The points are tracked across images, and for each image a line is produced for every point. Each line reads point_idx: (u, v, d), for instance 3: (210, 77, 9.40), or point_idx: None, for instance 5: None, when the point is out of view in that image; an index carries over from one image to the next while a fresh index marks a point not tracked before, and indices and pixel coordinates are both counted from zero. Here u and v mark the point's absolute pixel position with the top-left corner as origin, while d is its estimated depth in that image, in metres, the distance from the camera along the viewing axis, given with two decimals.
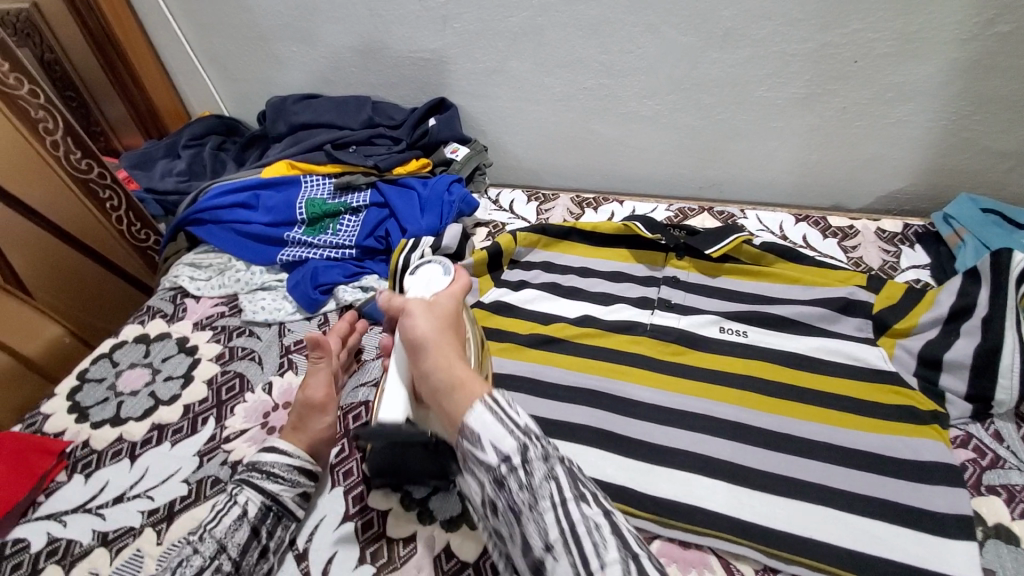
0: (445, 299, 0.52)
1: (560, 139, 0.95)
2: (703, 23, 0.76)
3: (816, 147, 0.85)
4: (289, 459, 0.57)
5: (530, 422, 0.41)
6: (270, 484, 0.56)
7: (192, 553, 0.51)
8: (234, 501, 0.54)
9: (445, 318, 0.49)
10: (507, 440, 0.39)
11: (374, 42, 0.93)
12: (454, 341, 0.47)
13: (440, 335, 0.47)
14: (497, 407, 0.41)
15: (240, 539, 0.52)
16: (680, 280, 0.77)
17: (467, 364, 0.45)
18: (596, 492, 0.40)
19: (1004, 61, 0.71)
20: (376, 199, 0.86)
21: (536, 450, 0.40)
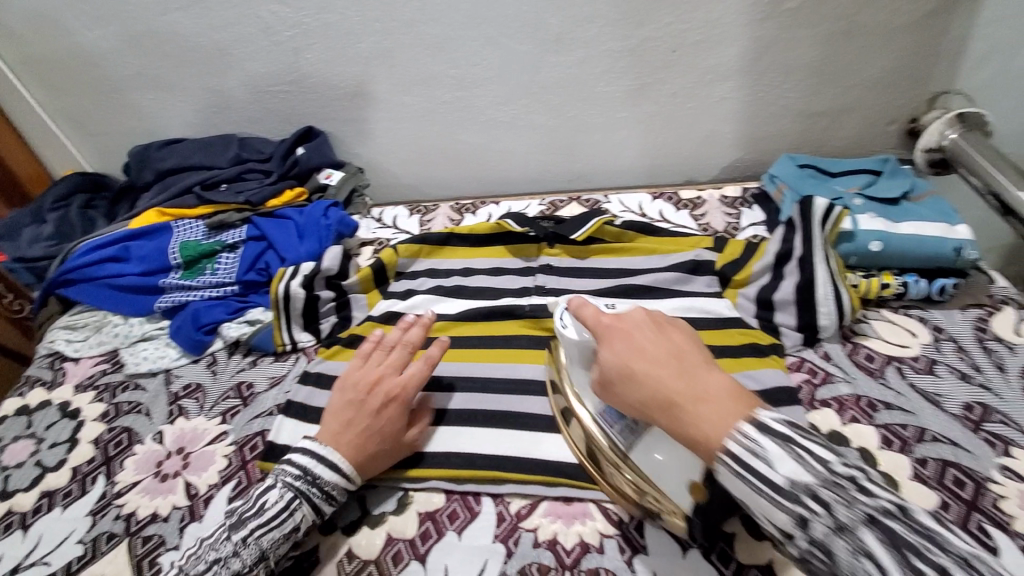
0: (619, 344, 0.47)
1: (432, 152, 0.99)
2: (536, 30, 0.83)
3: (660, 130, 0.94)
4: (340, 476, 0.57)
5: (797, 474, 0.38)
6: (326, 506, 0.57)
7: (234, 554, 0.53)
8: (289, 512, 0.55)
9: (638, 361, 0.45)
10: (780, 513, 0.39)
11: (232, 80, 0.94)
12: (668, 388, 0.44)
13: (652, 399, 0.44)
14: (747, 468, 0.39)
15: (278, 551, 0.55)
16: (553, 267, 0.83)
17: (695, 405, 0.42)
18: (939, 564, 0.34)
19: (792, 36, 0.83)
20: (252, 233, 0.87)
21: (821, 523, 0.37)
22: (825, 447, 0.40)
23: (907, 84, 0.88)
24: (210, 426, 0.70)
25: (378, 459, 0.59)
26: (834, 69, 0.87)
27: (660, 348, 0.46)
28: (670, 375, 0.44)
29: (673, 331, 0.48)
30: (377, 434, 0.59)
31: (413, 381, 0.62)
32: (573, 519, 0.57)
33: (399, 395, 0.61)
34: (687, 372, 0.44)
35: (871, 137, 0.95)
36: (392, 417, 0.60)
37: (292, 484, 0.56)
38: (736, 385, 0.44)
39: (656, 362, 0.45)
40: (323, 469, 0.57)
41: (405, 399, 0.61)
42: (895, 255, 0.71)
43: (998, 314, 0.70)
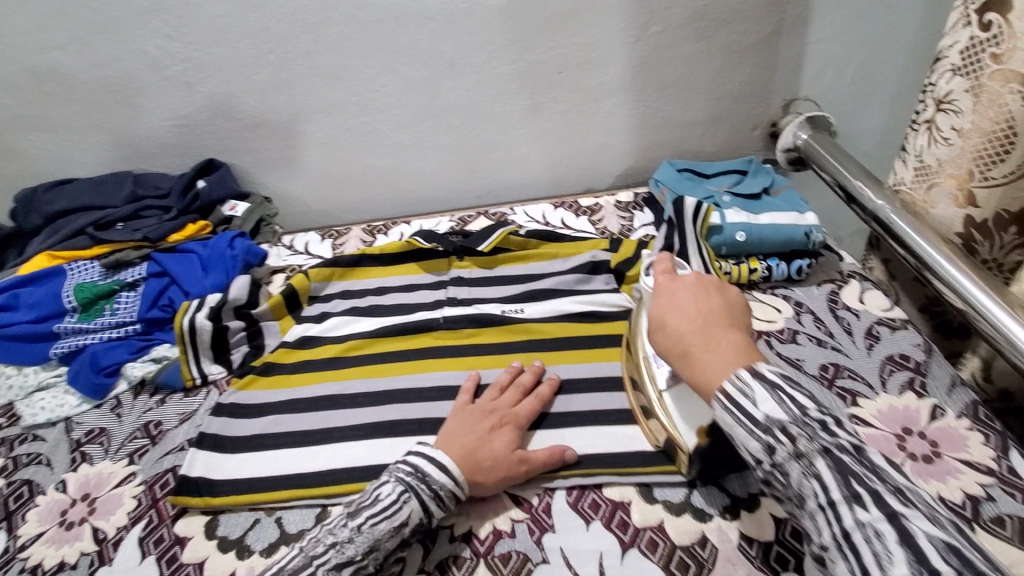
0: (666, 298, 0.55)
1: (340, 177, 1.01)
2: (428, 58, 0.88)
3: (556, 144, 1.02)
4: (449, 477, 0.56)
5: (775, 412, 0.43)
6: (434, 505, 0.55)
7: (349, 539, 0.52)
8: (403, 503, 0.54)
9: (676, 310, 0.53)
10: (753, 441, 0.44)
11: (125, 117, 0.92)
12: (690, 333, 0.51)
13: (672, 344, 0.52)
14: (735, 404, 0.45)
15: (389, 545, 0.53)
16: (464, 278, 0.86)
17: (708, 352, 0.49)
18: (883, 494, 0.39)
19: (661, 56, 0.93)
20: (154, 270, 0.85)
21: (784, 450, 0.42)
22: (811, 396, 0.44)
23: (765, 93, 1.00)
24: (117, 469, 0.68)
25: (488, 475, 0.58)
26: (700, 82, 0.97)
27: (695, 307, 0.53)
28: (694, 328, 0.51)
29: (720, 296, 0.54)
30: (490, 449, 0.59)
31: (526, 412, 0.64)
32: (488, 510, 0.60)
33: (509, 420, 0.63)
34: (706, 331, 0.51)
35: (741, 141, 1.06)
36: (503, 437, 0.61)
37: (404, 478, 0.55)
38: (749, 346, 0.49)
39: (685, 318, 0.52)
40: (433, 468, 0.56)
41: (515, 425, 0.62)
42: (757, 243, 0.81)
43: (846, 286, 0.81)
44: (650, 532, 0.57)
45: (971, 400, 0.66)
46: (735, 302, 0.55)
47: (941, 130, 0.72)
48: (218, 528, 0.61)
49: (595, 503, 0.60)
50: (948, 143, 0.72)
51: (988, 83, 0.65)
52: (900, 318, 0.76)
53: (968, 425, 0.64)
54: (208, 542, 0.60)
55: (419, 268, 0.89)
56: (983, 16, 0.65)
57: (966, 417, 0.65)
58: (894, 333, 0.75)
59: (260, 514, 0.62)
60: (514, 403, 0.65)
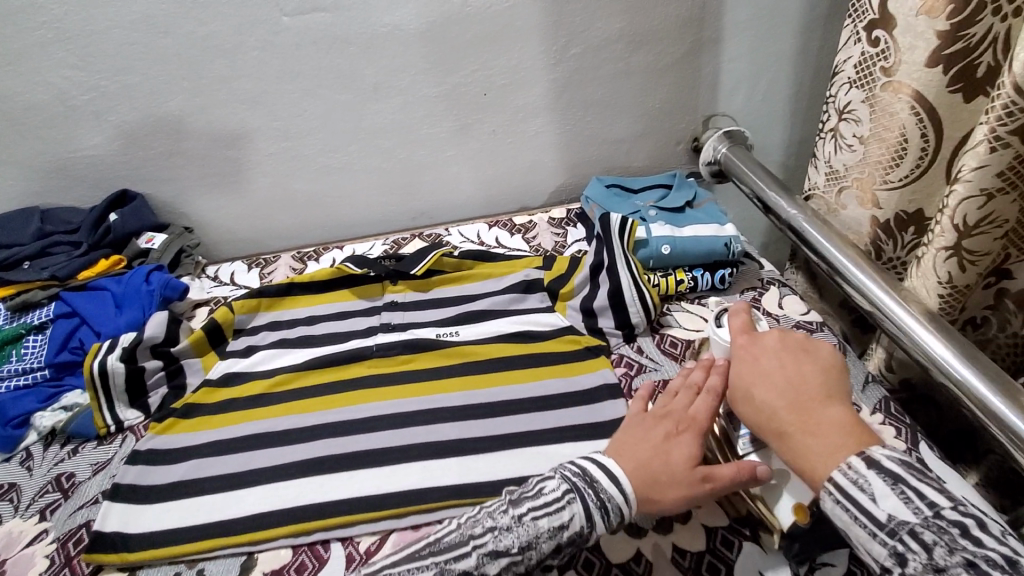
0: (748, 368, 0.53)
1: (266, 204, 0.98)
2: (352, 82, 0.87)
3: (488, 164, 1.02)
4: (619, 489, 0.51)
5: (899, 511, 0.41)
6: (598, 517, 0.50)
7: (508, 527, 0.49)
8: (567, 503, 0.50)
9: (763, 383, 0.52)
10: (876, 545, 0.42)
11: (20, 149, 0.86)
12: (784, 412, 0.49)
13: (766, 426, 0.50)
14: (848, 498, 0.43)
15: (546, 549, 0.49)
16: (398, 303, 0.85)
17: (809, 436, 0.47)
18: None
19: (583, 76, 0.96)
20: (61, 310, 0.80)
21: (919, 563, 0.40)
22: (939, 490, 0.42)
23: (685, 110, 1.05)
24: (28, 527, 0.63)
25: (665, 492, 0.51)
26: (624, 101, 1.01)
27: (783, 376, 0.51)
28: (785, 404, 0.49)
29: (812, 358, 0.52)
30: (668, 461, 0.52)
31: (705, 413, 0.55)
32: None
33: (692, 421, 0.55)
34: (802, 407, 0.49)
35: (666, 156, 1.11)
36: (687, 444, 0.53)
37: (570, 478, 0.52)
38: (856, 425, 0.47)
39: (773, 390, 0.50)
40: (605, 475, 0.52)
41: (697, 430, 0.54)
42: (682, 256, 0.84)
43: (766, 293, 0.86)
44: (586, 552, 0.58)
45: (882, 396, 0.71)
46: (833, 363, 0.52)
47: (845, 138, 0.75)
48: None
49: None
50: (851, 150, 0.75)
51: (881, 93, 0.68)
52: (816, 320, 0.81)
53: (881, 419, 0.68)
54: None
55: (352, 294, 0.88)
56: (872, 33, 0.67)
57: (879, 413, 0.69)
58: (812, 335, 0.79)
59: (181, 568, 0.58)
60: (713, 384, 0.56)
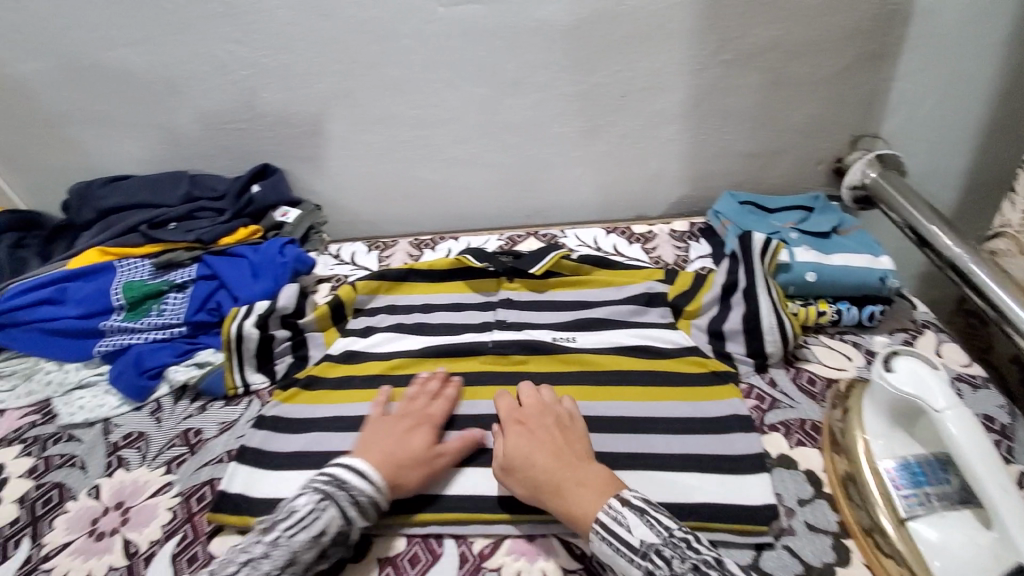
0: (539, 432, 0.59)
1: (390, 188, 1.00)
2: (491, 75, 0.87)
3: (612, 168, 0.99)
4: (367, 482, 0.55)
5: (648, 536, 0.48)
6: (354, 512, 0.54)
7: (264, 554, 0.50)
8: (317, 514, 0.52)
9: (531, 444, 0.58)
10: (632, 569, 0.48)
11: (182, 118, 0.93)
12: (551, 462, 0.56)
13: (532, 482, 0.55)
14: (609, 531, 0.50)
15: (308, 557, 0.51)
16: (514, 300, 0.84)
17: (575, 483, 0.54)
18: None
19: (727, 85, 0.90)
20: (204, 272, 0.84)
21: (663, 575, 0.46)
22: (673, 519, 0.51)
23: (834, 128, 0.96)
24: (152, 478, 0.66)
25: (400, 474, 0.57)
26: (768, 113, 0.94)
27: (549, 438, 0.58)
28: (559, 460, 0.56)
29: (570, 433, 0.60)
30: (405, 451, 0.59)
31: (549, 413, 0.62)
32: (537, 555, 0.56)
33: (411, 433, 0.61)
34: (568, 461, 0.56)
35: (803, 176, 1.02)
36: (420, 438, 0.61)
37: (320, 487, 0.54)
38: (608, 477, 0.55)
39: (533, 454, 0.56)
40: (352, 475, 0.55)
41: (428, 423, 0.63)
42: (829, 285, 0.77)
43: (921, 337, 0.76)
44: None
45: None
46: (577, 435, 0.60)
47: None
48: None
49: None
50: None
51: None
52: (981, 376, 0.71)
53: None
54: None
55: (468, 286, 0.87)
56: None
57: None
58: (976, 391, 0.69)
59: None
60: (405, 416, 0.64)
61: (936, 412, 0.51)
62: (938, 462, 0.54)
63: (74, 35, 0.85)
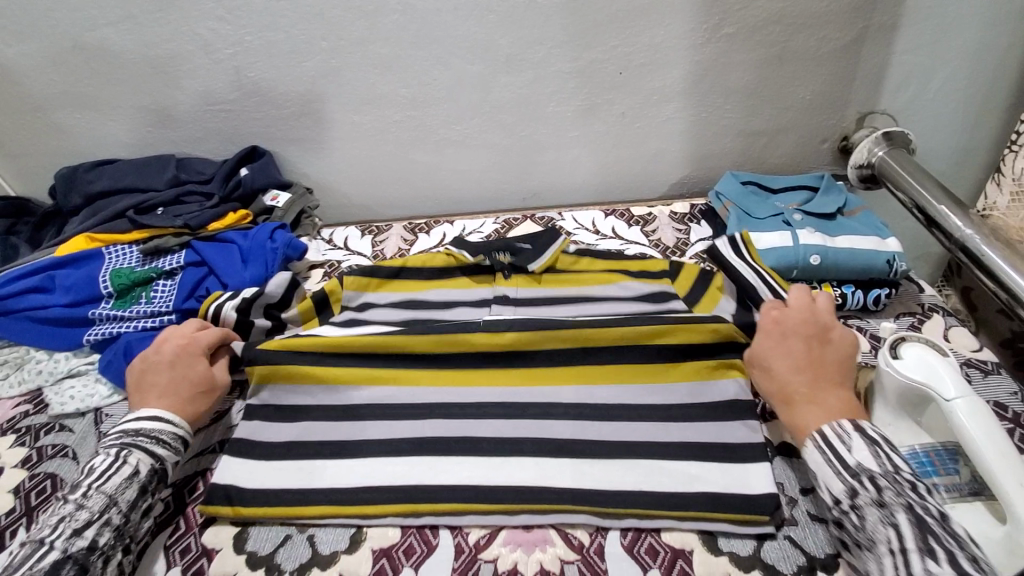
0: (811, 346, 0.60)
1: (382, 171, 0.98)
2: (485, 51, 0.83)
3: (611, 148, 0.96)
4: (160, 420, 0.60)
5: (867, 461, 0.50)
6: (159, 449, 0.58)
7: (77, 508, 0.52)
8: (123, 461, 0.56)
9: (812, 354, 0.59)
10: (839, 483, 0.50)
11: (167, 100, 0.90)
12: (826, 374, 0.58)
13: (776, 387, 0.59)
14: (832, 446, 0.52)
15: (128, 497, 0.55)
16: (511, 297, 0.79)
17: (833, 395, 0.56)
18: (962, 556, 0.43)
19: (732, 60, 0.86)
20: (192, 258, 0.82)
21: (867, 495, 0.48)
22: (908, 463, 0.50)
23: (842, 104, 0.93)
24: None
25: (196, 403, 0.63)
26: (773, 91, 0.90)
27: (825, 355, 0.59)
28: (829, 374, 0.58)
29: (833, 342, 0.60)
30: (157, 376, 0.63)
31: (834, 331, 0.61)
32: (534, 546, 0.55)
33: (179, 363, 0.64)
34: (821, 378, 0.57)
35: (809, 155, 0.99)
36: (190, 366, 0.65)
37: (117, 441, 0.58)
38: (848, 404, 0.56)
39: (795, 376, 0.58)
40: (143, 421, 0.60)
41: (195, 350, 0.66)
42: (835, 268, 0.75)
43: (929, 320, 0.74)
44: None
45: None
46: (844, 356, 0.60)
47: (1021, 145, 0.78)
48: (247, 542, 0.58)
49: (653, 548, 0.55)
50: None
51: None
52: (991, 361, 0.68)
53: None
54: (238, 557, 0.57)
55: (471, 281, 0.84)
56: None
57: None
58: (986, 378, 0.66)
59: (291, 531, 0.58)
60: (163, 350, 0.65)
61: (945, 402, 0.50)
62: (947, 452, 0.52)
63: (50, 13, 0.81)
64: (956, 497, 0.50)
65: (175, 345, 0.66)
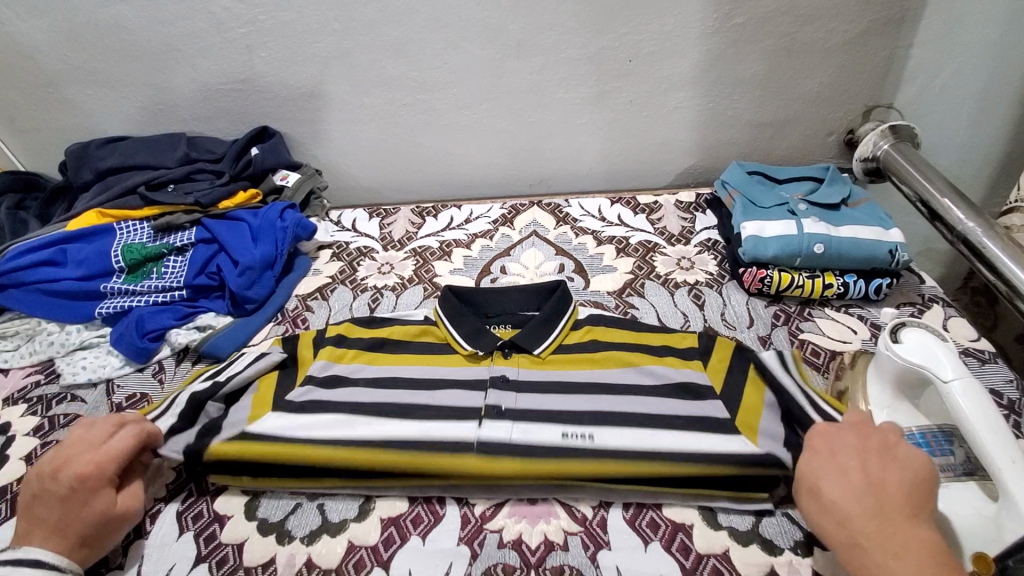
0: (872, 467, 0.46)
1: (391, 155, 0.99)
2: (496, 36, 0.84)
3: (618, 135, 0.97)
4: (42, 568, 0.48)
5: None
6: None
7: None
8: None
9: (874, 477, 0.45)
10: None
11: (179, 79, 0.91)
12: (897, 505, 0.43)
13: (835, 529, 0.44)
14: None
15: None
16: (512, 380, 0.66)
17: (913, 536, 0.41)
18: None
19: (741, 50, 0.87)
20: (202, 236, 0.83)
21: None
22: None
23: (849, 96, 0.93)
24: None
25: (91, 542, 0.51)
26: (780, 83, 0.91)
27: (892, 477, 0.45)
28: (901, 504, 0.43)
29: (898, 460, 0.46)
30: (43, 511, 0.51)
31: (898, 446, 0.47)
32: (538, 518, 0.57)
33: (73, 496, 0.51)
34: (892, 512, 0.43)
35: (814, 147, 1.00)
36: (91, 495, 0.51)
37: None
38: (938, 552, 0.41)
39: (858, 511, 0.43)
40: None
41: (100, 467, 0.52)
42: (837, 257, 0.76)
43: (929, 310, 0.76)
44: (714, 560, 0.53)
45: None
46: (917, 476, 0.45)
47: None
48: (258, 509, 0.59)
49: (654, 522, 0.56)
50: None
51: None
52: (989, 351, 0.70)
53: None
54: (249, 523, 0.58)
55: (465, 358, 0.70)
56: None
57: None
58: (983, 366, 0.68)
59: (301, 500, 0.60)
60: (61, 476, 0.51)
61: (943, 384, 0.51)
62: (942, 434, 0.54)
63: None
64: (950, 477, 0.51)
65: (78, 465, 0.52)
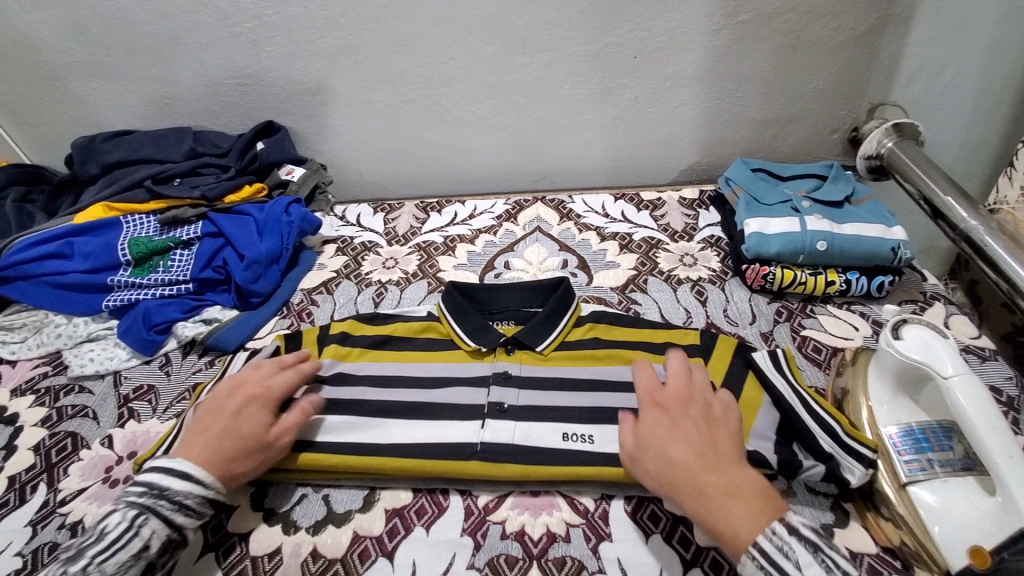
0: (706, 425, 0.51)
1: (395, 150, 0.99)
2: (501, 32, 0.84)
3: (622, 132, 0.97)
4: (191, 484, 0.50)
5: None
6: (179, 517, 0.50)
7: None
8: (135, 530, 0.48)
9: (711, 432, 0.50)
10: None
11: (185, 73, 0.91)
12: (726, 454, 0.49)
13: (676, 474, 0.48)
14: None
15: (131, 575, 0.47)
16: (512, 375, 0.66)
17: (742, 483, 0.47)
18: None
19: (746, 47, 0.87)
20: (209, 229, 0.84)
21: None
22: None
23: (854, 94, 0.93)
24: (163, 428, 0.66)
25: (243, 462, 0.54)
26: (785, 80, 0.91)
27: (717, 433, 0.50)
28: (732, 453, 0.49)
29: (719, 417, 0.52)
30: (209, 421, 0.55)
31: (718, 408, 0.53)
32: (540, 510, 0.57)
33: (243, 415, 0.55)
34: (722, 456, 0.49)
35: (818, 144, 1.00)
36: (254, 416, 0.56)
37: (134, 501, 0.49)
38: (764, 491, 0.47)
39: (699, 458, 0.48)
40: (171, 479, 0.50)
41: (264, 398, 0.57)
42: (839, 254, 0.76)
43: (930, 308, 0.76)
44: (714, 553, 0.53)
45: None
46: (733, 432, 0.52)
47: None
48: (264, 500, 0.60)
49: (656, 515, 0.57)
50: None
51: None
52: (989, 348, 0.70)
53: None
54: (255, 513, 0.59)
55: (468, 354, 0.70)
56: None
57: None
58: (984, 363, 0.68)
59: (307, 490, 0.60)
60: (234, 396, 0.57)
61: (943, 379, 0.52)
62: (942, 430, 0.54)
63: None
64: (950, 472, 0.52)
65: (244, 391, 0.57)
